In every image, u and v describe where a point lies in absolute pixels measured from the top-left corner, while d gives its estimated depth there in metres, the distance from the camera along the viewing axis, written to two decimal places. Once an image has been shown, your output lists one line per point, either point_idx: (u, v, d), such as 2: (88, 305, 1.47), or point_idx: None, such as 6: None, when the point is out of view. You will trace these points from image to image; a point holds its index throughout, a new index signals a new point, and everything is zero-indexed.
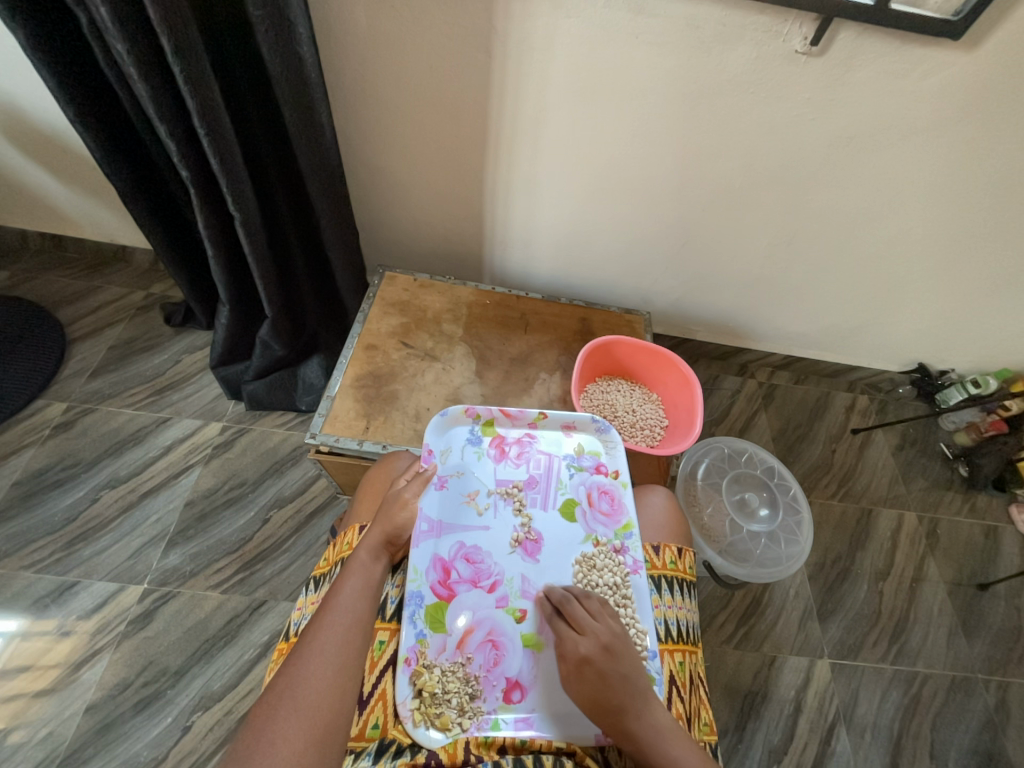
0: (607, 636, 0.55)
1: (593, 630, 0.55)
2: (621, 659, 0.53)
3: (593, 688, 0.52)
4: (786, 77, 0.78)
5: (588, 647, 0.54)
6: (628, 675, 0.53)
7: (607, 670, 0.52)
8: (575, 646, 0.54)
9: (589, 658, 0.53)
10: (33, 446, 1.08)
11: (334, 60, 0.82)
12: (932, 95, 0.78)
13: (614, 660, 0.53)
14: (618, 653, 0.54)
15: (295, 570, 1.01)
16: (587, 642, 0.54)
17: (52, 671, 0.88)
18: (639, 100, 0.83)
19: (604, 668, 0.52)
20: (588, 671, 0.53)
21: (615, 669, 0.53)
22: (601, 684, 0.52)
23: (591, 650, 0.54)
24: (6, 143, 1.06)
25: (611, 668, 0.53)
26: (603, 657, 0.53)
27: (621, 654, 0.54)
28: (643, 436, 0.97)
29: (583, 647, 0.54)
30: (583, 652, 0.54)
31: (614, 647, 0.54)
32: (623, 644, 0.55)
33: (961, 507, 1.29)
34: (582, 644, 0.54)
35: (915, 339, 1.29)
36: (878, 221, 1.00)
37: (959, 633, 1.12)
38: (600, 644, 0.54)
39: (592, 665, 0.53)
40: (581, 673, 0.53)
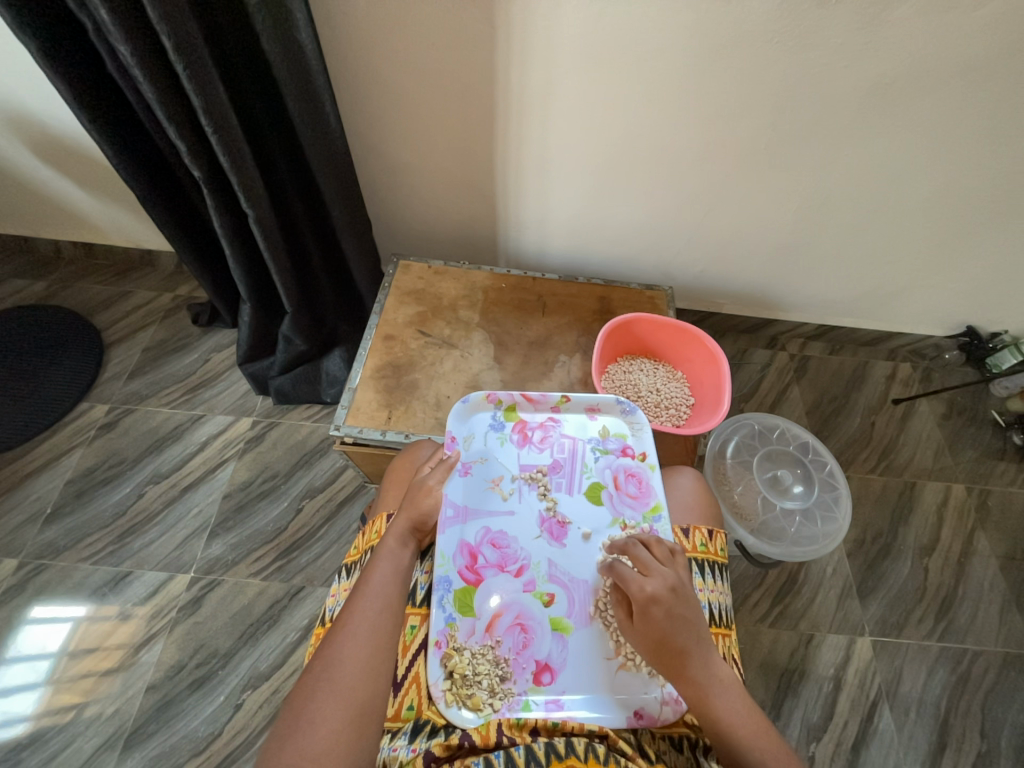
0: (676, 580, 0.54)
1: (661, 572, 0.54)
2: (688, 603, 0.53)
3: (660, 629, 0.51)
4: (815, 21, 0.72)
5: (656, 588, 0.52)
6: (696, 621, 0.52)
7: (676, 612, 0.51)
8: (642, 586, 0.53)
9: (657, 600, 0.52)
10: (81, 446, 1.14)
11: (335, 46, 0.80)
12: (981, 29, 0.71)
13: (682, 603, 0.52)
14: (685, 596, 0.53)
15: (330, 557, 1.05)
16: (655, 583, 0.53)
17: (116, 652, 0.94)
18: (654, 61, 0.78)
19: (672, 609, 0.52)
20: (656, 611, 0.52)
21: (683, 613, 0.52)
22: (669, 625, 0.51)
23: (660, 592, 0.52)
24: (33, 156, 1.10)
25: (679, 610, 0.52)
26: (673, 600, 0.52)
27: (688, 599, 0.53)
28: (668, 415, 0.94)
29: (650, 587, 0.53)
30: (650, 592, 0.52)
31: (682, 591, 0.53)
32: (689, 590, 0.54)
33: (1015, 478, 1.21)
34: (649, 586, 0.53)
35: (963, 301, 1.20)
36: (920, 175, 0.92)
37: (1013, 608, 1.07)
38: (668, 587, 0.53)
39: (660, 605, 0.52)
40: (648, 613, 0.52)
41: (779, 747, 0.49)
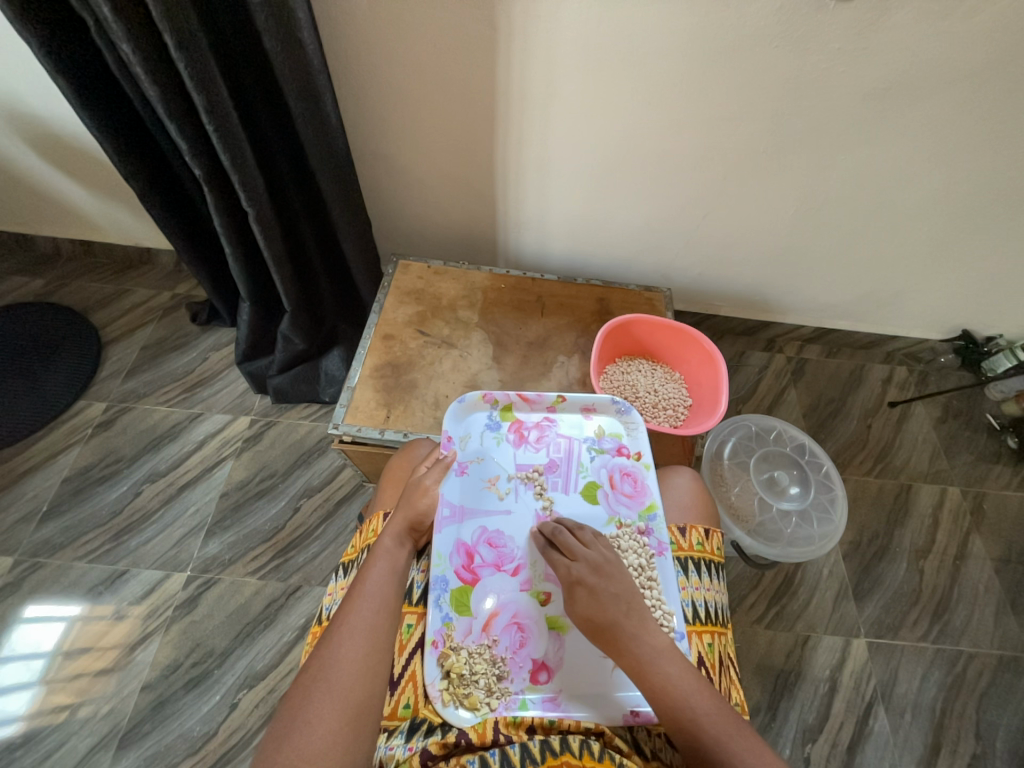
0: (598, 560, 0.59)
1: (585, 555, 0.60)
2: (611, 579, 0.57)
3: (586, 605, 0.55)
4: (812, 27, 0.72)
5: (579, 569, 0.58)
6: (621, 595, 0.55)
7: (598, 588, 0.56)
8: (568, 569, 0.59)
9: (580, 579, 0.57)
10: (78, 444, 1.14)
11: (337, 47, 0.81)
12: (975, 37, 0.72)
13: (604, 580, 0.57)
14: (608, 574, 0.57)
15: (327, 556, 1.05)
16: (579, 565, 0.58)
17: (111, 651, 0.94)
18: (653, 64, 0.79)
19: (594, 586, 0.56)
20: (580, 590, 0.56)
21: (605, 588, 0.56)
22: (592, 601, 0.55)
23: (582, 572, 0.58)
24: (33, 153, 1.10)
25: (602, 587, 0.56)
26: (594, 577, 0.57)
27: (613, 575, 0.57)
28: (666, 416, 0.95)
29: (574, 569, 0.58)
30: (575, 573, 0.58)
31: (604, 569, 0.58)
32: (615, 568, 0.58)
33: (1009, 481, 1.22)
34: (573, 568, 0.58)
35: (959, 305, 1.21)
36: (915, 180, 0.93)
37: (1007, 610, 1.07)
38: (591, 567, 0.58)
39: (583, 584, 0.57)
40: (574, 593, 0.57)
41: (723, 709, 0.46)
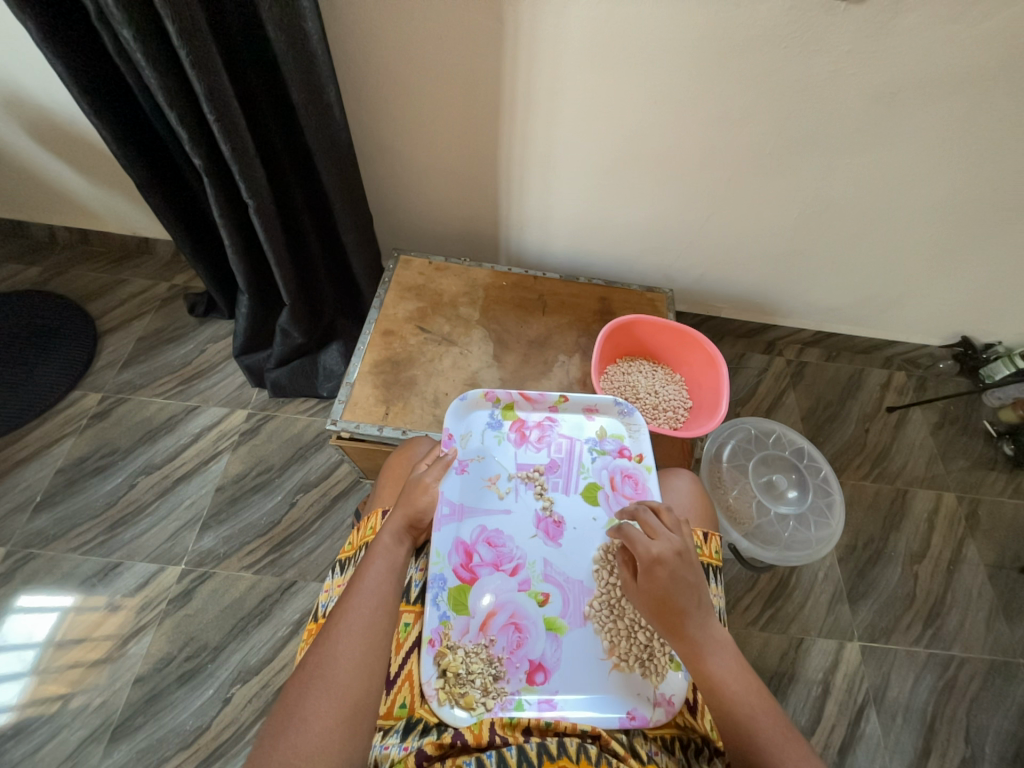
0: (682, 545, 0.55)
1: (668, 536, 0.55)
2: (691, 568, 0.54)
3: (662, 588, 0.52)
4: (822, 28, 0.72)
5: (662, 550, 0.54)
6: (699, 585, 0.53)
7: (679, 573, 0.52)
8: (649, 547, 0.54)
9: (662, 560, 0.53)
10: (73, 434, 1.13)
11: (341, 38, 0.80)
12: (983, 43, 0.71)
13: (686, 566, 0.53)
14: (689, 561, 0.54)
15: (322, 552, 1.04)
16: (662, 546, 0.54)
17: (104, 643, 0.93)
18: (661, 61, 0.78)
19: (676, 571, 0.53)
20: (660, 570, 0.53)
21: (684, 575, 0.53)
22: (671, 584, 0.52)
23: (665, 554, 0.54)
24: (29, 139, 1.08)
25: (682, 572, 0.53)
26: (677, 562, 0.53)
27: (693, 563, 0.54)
28: (666, 418, 0.94)
29: (656, 549, 0.54)
30: (656, 553, 0.54)
31: (687, 555, 0.54)
32: (694, 556, 0.55)
33: (1004, 487, 1.23)
34: (655, 547, 0.54)
35: (959, 311, 1.21)
36: (919, 186, 0.93)
37: (999, 616, 1.08)
38: (674, 550, 0.54)
39: (664, 565, 0.53)
40: (652, 572, 0.53)
41: (775, 707, 0.48)
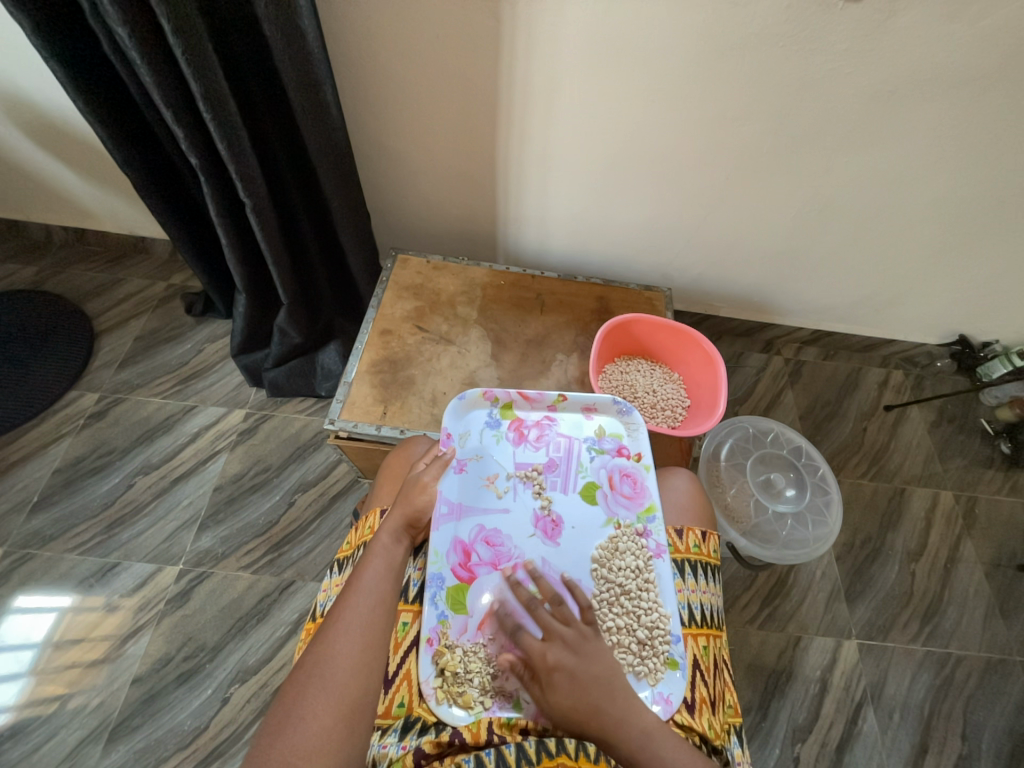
0: (576, 635, 0.50)
1: (561, 633, 0.50)
2: (594, 659, 0.49)
3: (567, 697, 0.47)
4: (819, 27, 0.72)
5: (555, 653, 0.49)
6: (606, 675, 0.48)
7: (578, 673, 0.48)
8: (541, 653, 0.49)
9: (557, 664, 0.48)
10: (70, 434, 1.13)
11: (338, 36, 0.79)
12: (980, 42, 0.72)
13: (585, 658, 0.49)
14: (588, 650, 0.49)
15: (321, 551, 1.04)
16: (554, 648, 0.49)
17: (102, 644, 0.93)
18: (658, 59, 0.78)
19: (575, 671, 0.48)
20: (558, 677, 0.48)
21: (586, 670, 0.48)
22: (573, 689, 0.47)
23: (560, 656, 0.49)
24: (24, 138, 1.07)
25: (583, 671, 0.48)
26: (574, 659, 0.48)
27: (595, 653, 0.49)
28: (664, 417, 0.95)
29: (550, 653, 0.49)
30: (551, 658, 0.49)
31: (584, 643, 0.50)
32: (595, 643, 0.50)
33: (1001, 486, 1.23)
34: (548, 651, 0.49)
35: (956, 310, 1.22)
36: (916, 185, 0.93)
37: (996, 614, 1.08)
38: (568, 645, 0.49)
39: (561, 669, 0.48)
40: (552, 684, 0.48)
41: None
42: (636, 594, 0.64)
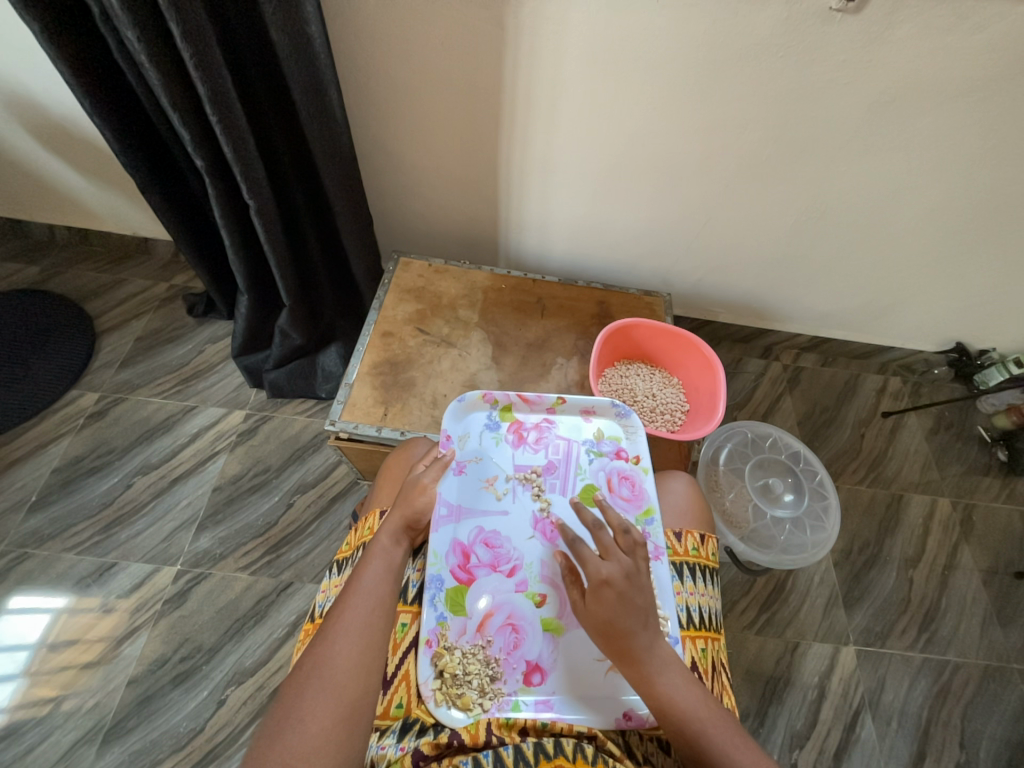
0: (632, 566, 0.51)
1: (619, 557, 0.52)
2: (641, 590, 0.51)
3: (609, 610, 0.50)
4: (818, 38, 0.73)
5: (610, 571, 0.51)
6: (647, 607, 0.50)
7: (626, 596, 0.50)
8: (597, 567, 0.51)
9: (610, 581, 0.50)
10: (69, 434, 1.13)
11: (344, 42, 0.80)
12: (976, 54, 0.73)
13: (635, 588, 0.50)
14: (639, 583, 0.51)
15: (319, 553, 1.04)
16: (611, 567, 0.51)
17: (98, 644, 0.93)
18: (660, 67, 0.79)
19: (624, 594, 0.50)
20: (608, 592, 0.50)
21: (632, 597, 0.50)
22: (618, 607, 0.49)
23: (613, 576, 0.51)
24: (30, 138, 1.08)
25: (630, 596, 0.50)
26: (624, 582, 0.50)
27: (643, 585, 0.51)
28: (663, 421, 0.95)
29: (605, 570, 0.51)
30: (604, 574, 0.51)
31: (637, 577, 0.51)
32: (645, 578, 0.52)
33: (999, 493, 1.24)
34: (604, 567, 0.51)
35: (953, 318, 1.23)
36: (914, 194, 0.95)
37: (994, 621, 1.08)
38: (623, 571, 0.51)
39: (611, 587, 0.50)
40: (599, 595, 0.50)
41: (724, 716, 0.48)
42: None
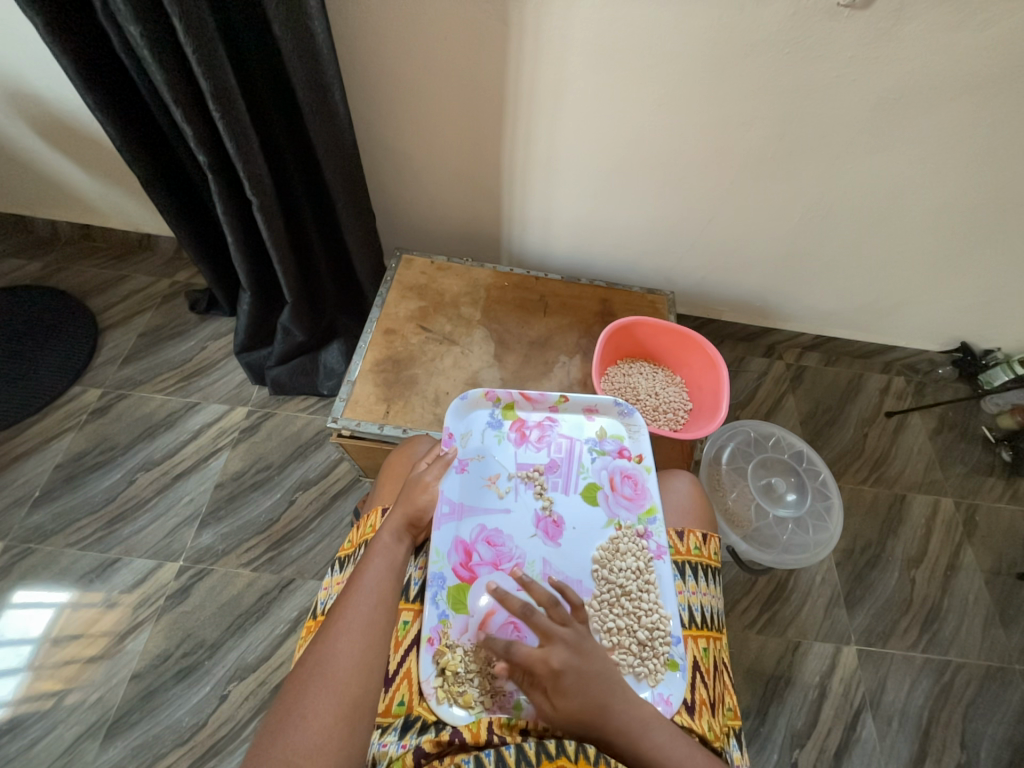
0: (578, 637, 0.49)
1: (564, 636, 0.49)
2: (593, 657, 0.49)
3: (576, 696, 0.47)
4: (825, 35, 0.72)
5: (560, 659, 0.48)
6: (606, 673, 0.49)
7: (584, 673, 0.48)
8: (545, 657, 0.48)
9: (563, 669, 0.47)
10: (72, 430, 1.13)
11: (347, 39, 0.80)
12: (984, 52, 0.72)
13: (589, 658, 0.49)
14: (590, 651, 0.49)
15: (321, 550, 1.04)
16: (560, 652, 0.48)
17: (100, 640, 0.93)
18: (665, 64, 0.78)
19: (581, 674, 0.48)
20: (566, 681, 0.47)
21: (590, 669, 0.48)
22: (581, 687, 0.47)
23: (565, 660, 0.48)
24: (33, 134, 1.08)
25: (587, 671, 0.48)
26: (580, 659, 0.48)
27: (591, 652, 0.49)
28: (666, 420, 0.95)
29: (554, 659, 0.48)
30: (556, 664, 0.47)
31: (584, 644, 0.49)
32: (591, 642, 0.50)
33: (1002, 493, 1.23)
34: (553, 656, 0.48)
35: (958, 318, 1.22)
36: (920, 192, 0.94)
37: (996, 622, 1.08)
38: (572, 648, 0.48)
39: (568, 672, 0.47)
40: (560, 686, 0.47)
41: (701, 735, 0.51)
42: (637, 595, 0.64)
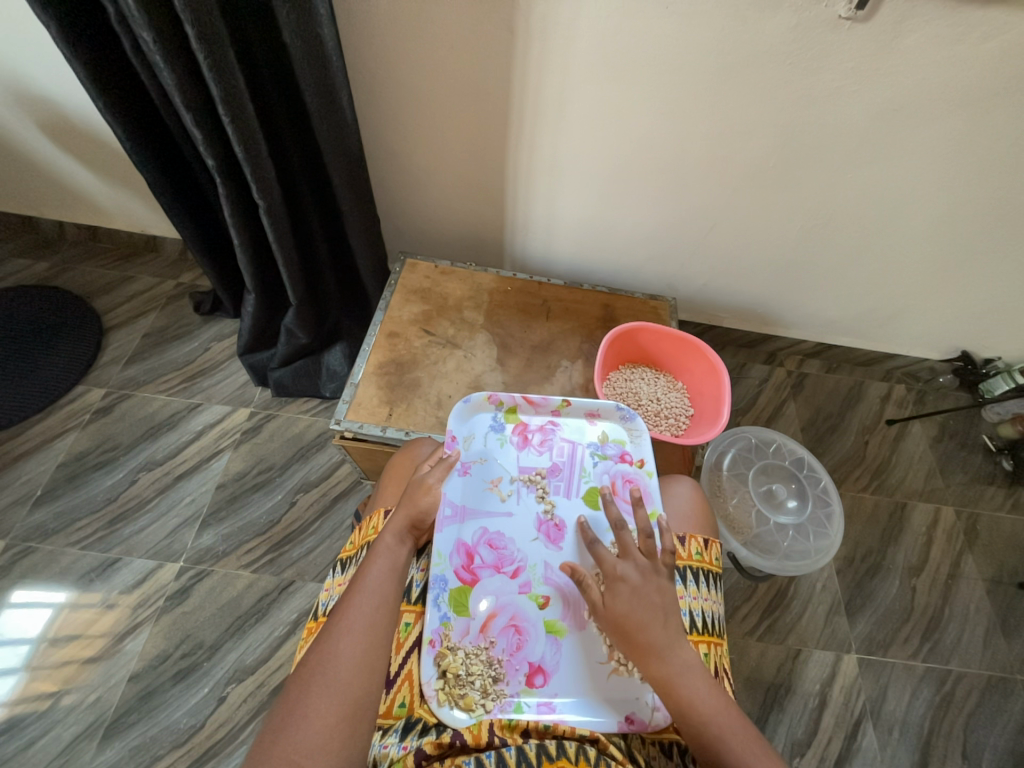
0: (648, 566, 0.54)
1: (637, 558, 0.55)
2: (659, 589, 0.53)
3: (626, 606, 0.52)
4: (827, 46, 0.73)
5: (626, 569, 0.54)
6: (664, 607, 0.52)
7: (642, 591, 0.52)
8: (614, 564, 0.55)
9: (624, 576, 0.53)
10: (75, 429, 1.13)
11: (355, 46, 0.81)
12: (983, 65, 0.73)
13: (652, 586, 0.53)
14: (657, 584, 0.53)
15: (321, 552, 1.04)
16: (627, 565, 0.54)
17: (99, 640, 0.93)
18: (668, 74, 0.79)
19: (639, 589, 0.52)
20: (622, 587, 0.53)
21: (648, 593, 0.52)
22: (634, 603, 0.52)
23: (629, 572, 0.54)
24: (43, 136, 1.10)
25: (647, 593, 0.52)
26: (640, 578, 0.53)
27: (661, 585, 0.53)
28: (667, 425, 0.95)
29: (621, 567, 0.54)
30: (620, 571, 0.54)
31: (655, 576, 0.54)
32: (664, 579, 0.54)
33: (1003, 502, 1.23)
34: (620, 564, 0.54)
35: (959, 326, 1.22)
36: (920, 201, 0.94)
37: (997, 631, 1.08)
38: (639, 570, 0.54)
39: (626, 583, 0.53)
40: (615, 590, 0.53)
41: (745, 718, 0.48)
42: None
